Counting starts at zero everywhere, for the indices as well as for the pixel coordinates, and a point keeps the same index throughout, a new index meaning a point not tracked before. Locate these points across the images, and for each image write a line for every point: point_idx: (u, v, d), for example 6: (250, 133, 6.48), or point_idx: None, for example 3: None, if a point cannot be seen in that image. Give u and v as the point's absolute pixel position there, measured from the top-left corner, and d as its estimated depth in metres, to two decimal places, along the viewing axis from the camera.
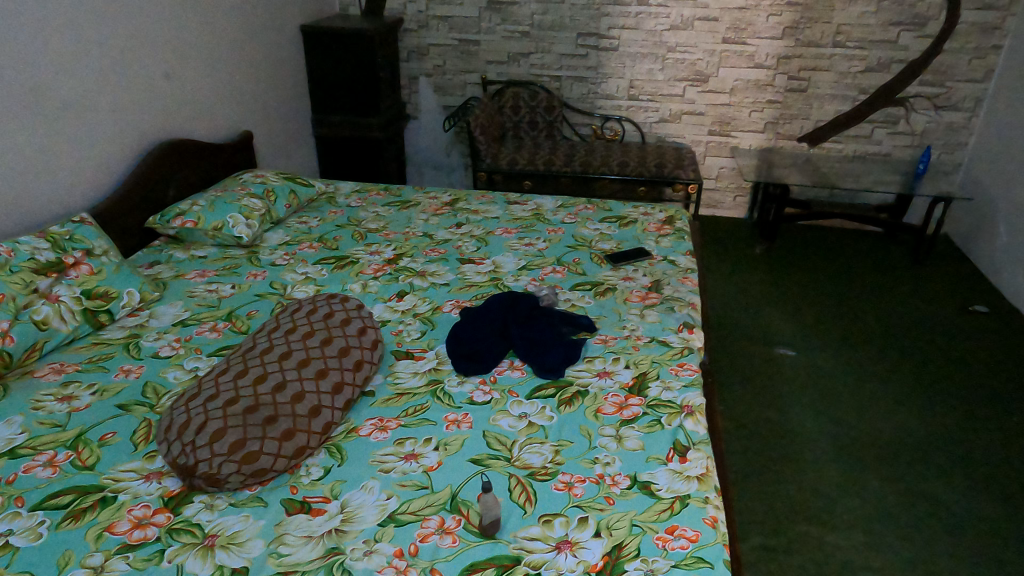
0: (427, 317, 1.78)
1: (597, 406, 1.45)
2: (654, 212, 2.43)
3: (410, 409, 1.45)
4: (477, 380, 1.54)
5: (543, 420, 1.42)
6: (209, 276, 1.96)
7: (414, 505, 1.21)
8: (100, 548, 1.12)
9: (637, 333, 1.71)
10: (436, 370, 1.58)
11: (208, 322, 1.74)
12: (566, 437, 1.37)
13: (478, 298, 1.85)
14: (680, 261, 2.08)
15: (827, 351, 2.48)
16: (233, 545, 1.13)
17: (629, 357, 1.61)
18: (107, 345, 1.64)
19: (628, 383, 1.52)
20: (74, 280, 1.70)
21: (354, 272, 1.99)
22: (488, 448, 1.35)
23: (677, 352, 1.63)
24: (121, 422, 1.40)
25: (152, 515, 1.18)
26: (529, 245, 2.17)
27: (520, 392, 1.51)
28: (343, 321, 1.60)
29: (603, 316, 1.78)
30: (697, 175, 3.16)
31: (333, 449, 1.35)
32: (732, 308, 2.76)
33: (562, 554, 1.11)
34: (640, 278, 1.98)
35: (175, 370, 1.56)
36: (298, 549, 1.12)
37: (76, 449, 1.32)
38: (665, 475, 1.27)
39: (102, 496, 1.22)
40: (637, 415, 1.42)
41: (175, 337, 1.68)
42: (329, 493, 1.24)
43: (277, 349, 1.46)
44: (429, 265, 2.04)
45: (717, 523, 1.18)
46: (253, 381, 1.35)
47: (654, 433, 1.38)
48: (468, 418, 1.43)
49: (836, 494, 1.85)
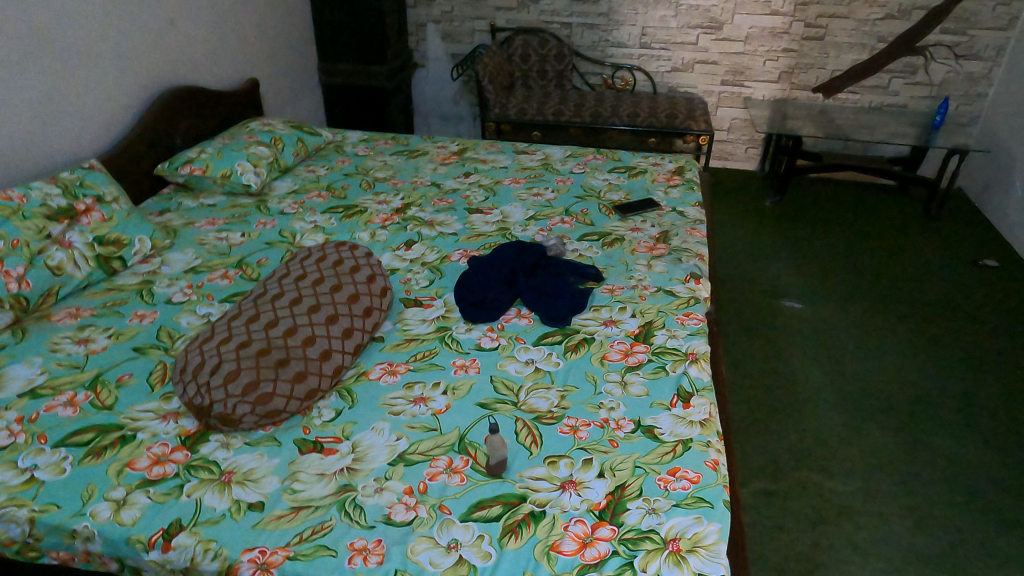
0: (435, 266, 1.79)
1: (602, 353, 1.48)
2: (663, 162, 2.41)
3: (419, 354, 1.48)
4: (484, 328, 1.57)
5: (549, 365, 1.44)
6: (219, 224, 1.98)
7: (423, 445, 1.25)
8: (121, 482, 1.16)
9: (645, 284, 1.71)
10: (444, 317, 1.60)
11: (220, 269, 1.76)
12: (572, 383, 1.40)
13: (486, 248, 1.86)
14: (689, 212, 2.07)
15: (833, 304, 2.48)
16: (249, 482, 1.17)
17: (635, 306, 1.62)
18: (121, 291, 1.67)
19: (634, 332, 1.54)
20: (86, 227, 1.71)
21: (362, 221, 1.99)
22: (495, 393, 1.37)
23: (684, 302, 1.64)
24: (137, 364, 1.43)
25: (171, 453, 1.22)
26: (537, 196, 2.16)
27: (527, 338, 1.53)
28: (353, 268, 1.61)
29: (610, 267, 1.79)
30: (708, 126, 3.11)
31: (344, 391, 1.38)
32: (739, 260, 2.75)
33: (567, 493, 1.15)
34: (648, 229, 1.97)
35: (188, 315, 1.59)
36: (311, 486, 1.16)
37: (94, 389, 1.36)
38: (668, 419, 1.30)
39: (122, 434, 1.26)
40: (642, 361, 1.45)
41: (188, 284, 1.70)
42: (341, 433, 1.28)
43: (288, 295, 1.48)
44: (437, 215, 2.04)
45: (718, 466, 1.21)
46: (265, 326, 1.38)
47: (658, 379, 1.40)
48: (476, 363, 1.45)
49: (837, 443, 1.88)
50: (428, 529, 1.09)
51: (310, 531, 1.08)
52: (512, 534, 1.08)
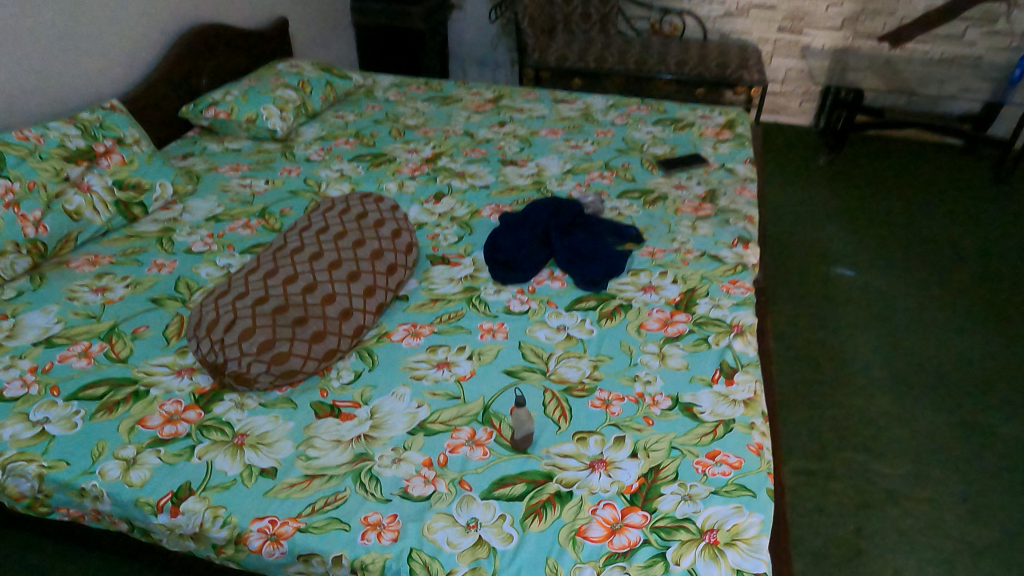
0: (465, 222, 1.69)
1: (639, 321, 1.38)
2: (713, 115, 2.24)
3: (445, 316, 1.40)
4: (514, 289, 1.47)
5: (582, 333, 1.35)
6: (243, 170, 1.90)
7: (445, 414, 1.18)
8: (132, 441, 1.12)
9: (688, 248, 1.59)
10: (472, 277, 1.51)
11: (242, 219, 1.69)
12: (605, 353, 1.30)
13: (520, 203, 1.75)
14: (739, 169, 1.92)
15: (889, 272, 2.32)
16: (262, 446, 1.12)
17: (677, 272, 1.51)
18: (140, 239, 1.61)
19: (675, 300, 1.43)
20: (106, 169, 1.65)
21: (391, 170, 1.90)
22: (524, 360, 1.29)
23: (730, 269, 1.52)
24: (153, 316, 1.39)
25: (184, 412, 1.18)
26: (575, 148, 2.03)
27: (559, 303, 1.44)
28: (377, 222, 1.52)
29: (652, 228, 1.67)
30: (762, 76, 2.90)
31: (364, 352, 1.31)
32: (788, 222, 2.59)
33: (596, 474, 1.07)
34: (693, 187, 1.83)
35: (207, 266, 1.53)
36: (326, 453, 1.11)
37: (110, 341, 1.32)
38: (709, 397, 1.20)
39: (135, 390, 1.22)
40: (683, 332, 1.34)
41: (209, 233, 1.64)
42: (360, 398, 1.21)
43: (308, 249, 1.40)
44: (469, 166, 1.93)
45: (762, 451, 1.11)
46: (284, 281, 1.31)
47: (699, 352, 1.30)
48: (504, 328, 1.37)
49: (886, 422, 1.76)
50: (447, 506, 1.02)
51: (323, 503, 1.03)
52: (535, 516, 1.01)
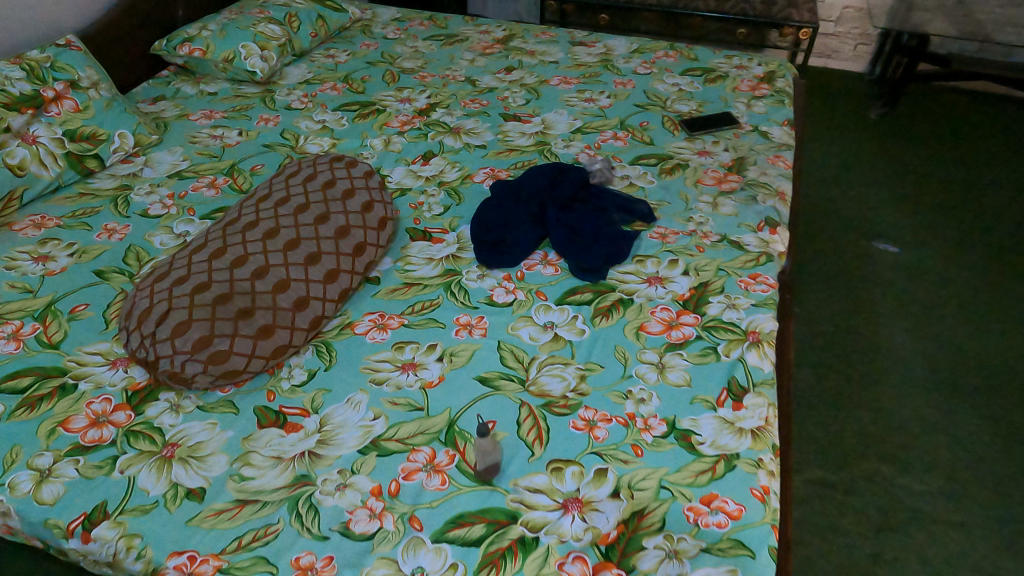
0: (454, 189, 1.49)
1: (639, 323, 1.19)
2: (751, 64, 1.96)
3: (418, 305, 1.23)
4: (500, 275, 1.29)
5: (572, 334, 1.18)
6: (216, 118, 1.71)
7: (404, 430, 1.03)
8: (50, 447, 1.00)
9: (706, 230, 1.38)
10: (454, 258, 1.33)
11: (207, 176, 1.52)
12: (596, 360, 1.13)
13: (517, 167, 1.54)
14: (774, 133, 1.67)
15: (938, 249, 2.06)
16: (193, 460, 0.99)
17: (689, 260, 1.31)
18: (94, 198, 1.46)
19: (683, 297, 1.24)
20: (55, 118, 1.48)
21: (378, 123, 1.69)
22: (501, 366, 1.13)
23: (751, 259, 1.31)
24: (95, 293, 1.24)
25: (112, 413, 1.05)
26: (589, 102, 1.79)
27: (550, 295, 1.25)
28: (347, 192, 1.33)
29: (666, 203, 1.45)
30: (813, 16, 2.56)
31: (322, 347, 1.16)
32: (828, 186, 2.33)
33: (568, 517, 0.91)
34: (719, 154, 1.60)
35: (162, 234, 1.37)
36: (263, 473, 0.97)
37: (43, 321, 1.19)
38: (711, 424, 1.02)
39: (62, 383, 1.09)
40: (688, 339, 1.16)
41: (169, 193, 1.48)
42: (310, 405, 1.07)
43: (263, 224, 1.22)
44: (466, 120, 1.71)
45: (768, 496, 0.94)
46: (230, 265, 1.15)
47: (705, 365, 1.11)
48: (483, 323, 1.20)
49: (919, 428, 1.57)
50: (391, 550, 0.88)
51: (251, 537, 0.90)
52: (492, 568, 0.86)
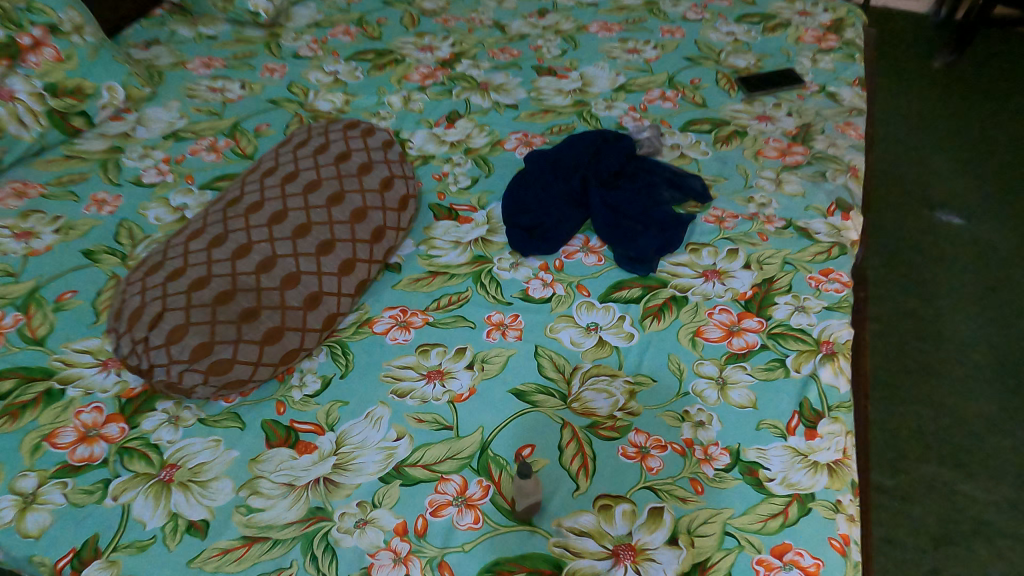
0: (482, 157, 1.33)
1: (695, 327, 1.05)
2: (816, 10, 1.73)
3: (444, 300, 1.09)
4: (537, 264, 1.14)
5: (619, 339, 1.04)
6: (216, 67, 1.53)
7: (431, 454, 0.91)
8: (35, 466, 0.89)
9: (769, 214, 1.21)
10: (484, 243, 1.18)
11: (207, 138, 1.36)
12: (647, 373, 1.00)
13: (554, 133, 1.36)
14: (843, 95, 1.47)
15: (1008, 221, 1.88)
16: (194, 486, 0.88)
17: (751, 251, 1.15)
18: (82, 162, 1.31)
19: (745, 296, 1.09)
20: (34, 69, 1.29)
21: (396, 76, 1.51)
22: (539, 377, 1.00)
23: (822, 251, 1.15)
24: (83, 278, 1.11)
25: (103, 426, 0.93)
26: (633, 53, 1.59)
27: (593, 289, 1.11)
28: (363, 165, 1.15)
29: (723, 179, 1.28)
30: None
31: (337, 349, 1.03)
32: (886, 146, 2.13)
33: (620, 568, 0.80)
34: (781, 120, 1.41)
35: (157, 207, 1.23)
36: (273, 505, 0.86)
37: (26, 312, 1.06)
38: (781, 456, 0.90)
39: (48, 387, 0.97)
40: (752, 349, 1.02)
41: (164, 157, 1.32)
42: (324, 420, 0.95)
43: (268, 205, 1.06)
44: (495, 74, 1.52)
45: (848, 548, 0.82)
46: (231, 255, 0.99)
47: (771, 383, 0.98)
48: (517, 323, 1.06)
49: (984, 428, 1.44)
50: None
51: None
52: None
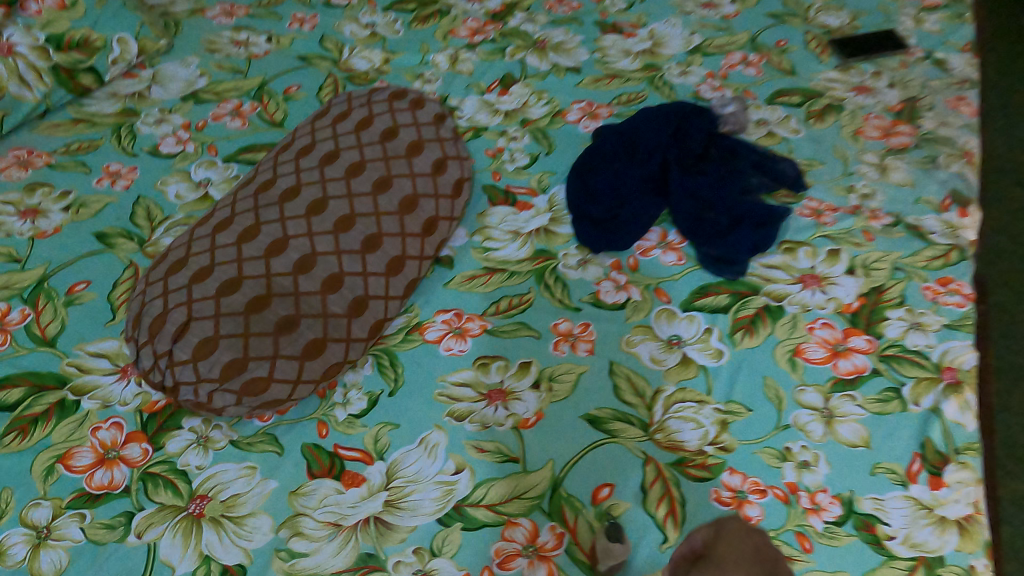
0: (542, 130, 1.16)
1: (794, 345, 0.91)
2: None
3: (504, 303, 0.96)
4: (608, 263, 1.00)
5: (706, 358, 0.90)
6: (238, 15, 1.36)
7: (496, 492, 0.80)
8: (49, 494, 0.79)
9: (873, 207, 1.05)
10: (546, 234, 1.03)
11: (231, 101, 1.20)
12: (740, 400, 0.87)
13: (623, 104, 1.20)
14: (953, 63, 1.28)
15: None
16: (228, 523, 0.77)
17: (855, 253, 1.00)
18: (92, 126, 1.15)
19: (851, 309, 0.94)
20: (35, 18, 1.12)
21: (442, 30, 1.33)
22: (616, 400, 0.87)
23: (939, 256, 0.99)
24: (97, 266, 0.98)
25: (124, 447, 0.82)
26: (709, 7, 1.39)
27: (673, 295, 0.97)
28: (413, 144, 1.00)
29: (818, 163, 1.11)
30: None
31: (384, 360, 0.90)
32: None
33: None
34: (882, 92, 1.23)
35: (177, 183, 1.09)
36: (318, 549, 0.76)
37: (34, 305, 0.94)
38: (902, 509, 0.78)
39: (61, 398, 0.86)
40: (862, 374, 0.88)
41: (184, 123, 1.17)
42: (373, 447, 0.83)
43: (305, 192, 0.91)
44: (553, 30, 1.33)
45: None
46: (265, 253, 0.86)
47: (886, 417, 0.85)
48: (589, 334, 0.93)
49: None
50: None
51: None
52: None
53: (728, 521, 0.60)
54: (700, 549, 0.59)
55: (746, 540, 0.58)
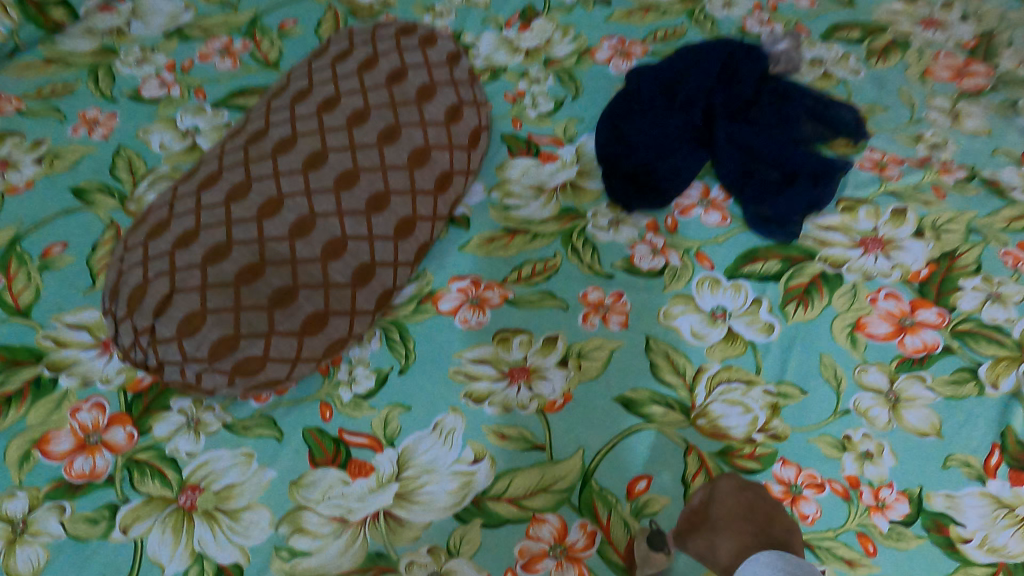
0: (567, 71, 1.04)
1: (855, 318, 0.81)
2: None
3: (527, 269, 0.85)
4: (643, 223, 0.89)
5: (755, 333, 0.80)
6: None
7: (519, 484, 0.72)
8: (26, 483, 0.71)
9: (945, 160, 0.93)
10: (573, 190, 0.92)
11: (220, 38, 1.08)
12: (793, 381, 0.77)
13: (658, 41, 1.06)
14: None
15: None
16: (223, 517, 0.70)
17: (924, 213, 0.88)
18: (66, 66, 1.03)
19: (919, 278, 0.83)
20: None
21: None
22: (653, 381, 0.77)
23: (1021, 216, 0.87)
24: (75, 225, 0.88)
25: (107, 430, 0.74)
26: None
27: (717, 260, 0.86)
28: (424, 87, 0.87)
29: (881, 109, 0.98)
30: None
31: (393, 334, 0.81)
32: None
33: None
34: (955, 25, 1.08)
35: (161, 131, 0.98)
36: (322, 548, 0.68)
37: (5, 270, 0.84)
38: (980, 509, 0.69)
39: (37, 376, 0.77)
40: (933, 353, 0.78)
41: (168, 63, 1.05)
42: (382, 432, 0.75)
43: (302, 143, 0.80)
44: None
45: None
46: (257, 214, 0.75)
47: (961, 402, 0.75)
48: (622, 304, 0.83)
49: None
50: None
51: None
52: None
53: (721, 483, 0.65)
54: (699, 507, 0.64)
55: (738, 498, 0.63)
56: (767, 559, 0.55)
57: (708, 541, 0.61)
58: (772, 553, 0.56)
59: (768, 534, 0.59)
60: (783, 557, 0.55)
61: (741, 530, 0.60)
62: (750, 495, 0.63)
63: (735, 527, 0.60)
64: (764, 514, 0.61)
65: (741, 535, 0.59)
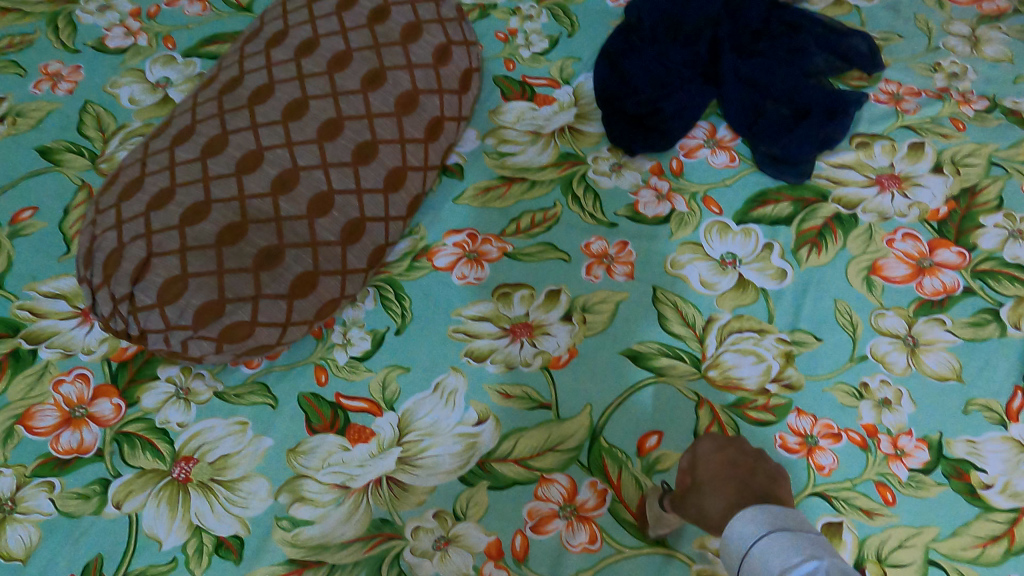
0: (561, 6, 0.97)
1: (872, 261, 0.77)
2: None
3: (526, 219, 0.81)
4: (646, 167, 0.84)
5: (767, 279, 0.77)
6: None
7: (526, 445, 0.69)
8: (11, 461, 0.68)
9: (964, 90, 0.88)
10: (572, 134, 0.87)
11: None
12: (808, 329, 0.74)
13: None
14: None
15: None
16: (220, 488, 0.67)
17: (942, 147, 0.84)
18: (22, 17, 0.96)
19: (938, 216, 0.79)
20: None
21: None
22: (662, 333, 0.74)
23: None
24: (43, 188, 0.83)
25: (92, 403, 0.71)
26: None
27: (725, 204, 0.81)
28: (409, 26, 0.81)
29: (897, 37, 0.92)
30: None
31: (388, 292, 0.77)
32: None
33: None
34: None
35: (130, 84, 0.92)
36: (324, 516, 0.66)
37: None
38: (1001, 453, 0.67)
39: (15, 349, 0.73)
40: (953, 294, 0.75)
41: (133, 10, 0.98)
42: (381, 395, 0.71)
43: (280, 91, 0.74)
44: None
45: None
46: (236, 170, 0.70)
47: (982, 344, 0.72)
48: (626, 254, 0.79)
49: None
50: None
51: None
52: None
53: (702, 444, 0.62)
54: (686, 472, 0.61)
55: (719, 456, 0.60)
56: (751, 512, 0.51)
57: (696, 503, 0.58)
58: (757, 505, 0.52)
59: (754, 486, 0.56)
60: (766, 510, 0.51)
61: (725, 485, 0.56)
62: (733, 451, 0.60)
63: (719, 483, 0.57)
64: (747, 465, 0.58)
65: (725, 493, 0.55)
